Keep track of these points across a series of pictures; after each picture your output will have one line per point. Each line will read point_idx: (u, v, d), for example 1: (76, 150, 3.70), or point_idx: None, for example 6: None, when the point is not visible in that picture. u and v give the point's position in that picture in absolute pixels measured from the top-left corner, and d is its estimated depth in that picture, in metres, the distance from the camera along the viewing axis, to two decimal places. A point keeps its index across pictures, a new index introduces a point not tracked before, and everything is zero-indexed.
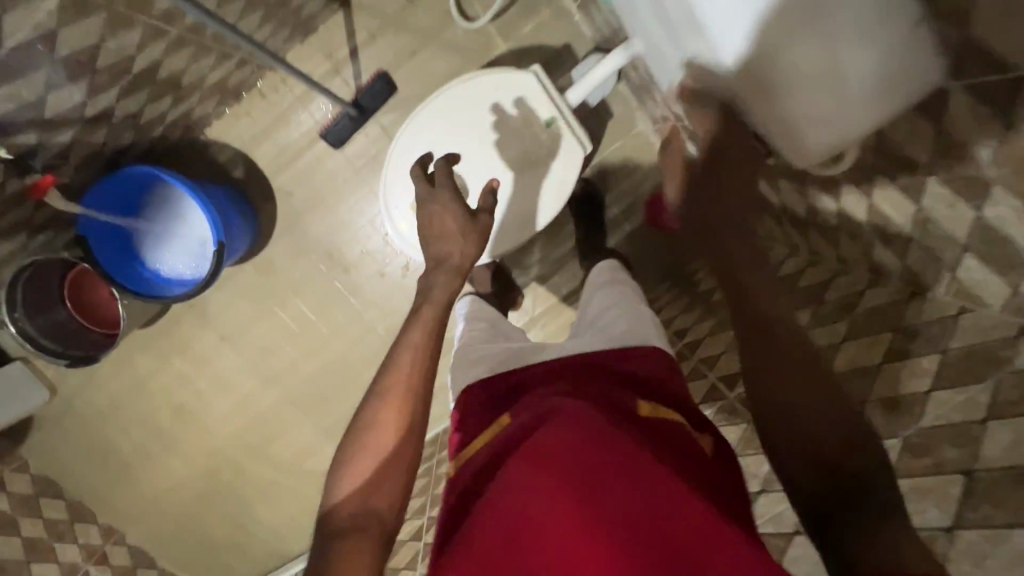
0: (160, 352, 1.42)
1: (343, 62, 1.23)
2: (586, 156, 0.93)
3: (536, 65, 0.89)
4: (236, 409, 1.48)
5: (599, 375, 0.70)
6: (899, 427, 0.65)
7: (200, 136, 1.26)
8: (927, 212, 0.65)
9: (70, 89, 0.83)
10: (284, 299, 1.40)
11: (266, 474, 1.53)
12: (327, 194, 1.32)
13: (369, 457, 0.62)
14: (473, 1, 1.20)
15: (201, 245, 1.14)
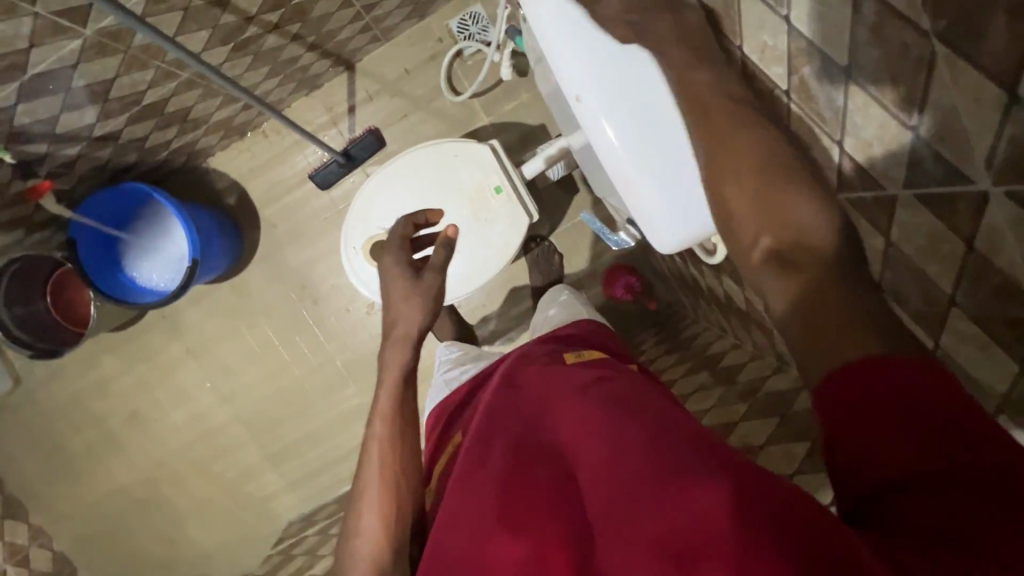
0: (126, 357, 1.48)
1: (341, 116, 1.37)
2: (530, 222, 1.05)
3: (492, 139, 1.01)
4: (187, 423, 1.51)
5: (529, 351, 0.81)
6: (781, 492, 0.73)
7: (202, 164, 1.39)
8: None
9: (86, 111, 0.92)
10: (253, 322, 1.47)
11: (205, 493, 1.53)
12: (308, 229, 1.43)
13: (365, 559, 0.63)
14: (462, 79, 1.36)
15: (179, 260, 1.24)
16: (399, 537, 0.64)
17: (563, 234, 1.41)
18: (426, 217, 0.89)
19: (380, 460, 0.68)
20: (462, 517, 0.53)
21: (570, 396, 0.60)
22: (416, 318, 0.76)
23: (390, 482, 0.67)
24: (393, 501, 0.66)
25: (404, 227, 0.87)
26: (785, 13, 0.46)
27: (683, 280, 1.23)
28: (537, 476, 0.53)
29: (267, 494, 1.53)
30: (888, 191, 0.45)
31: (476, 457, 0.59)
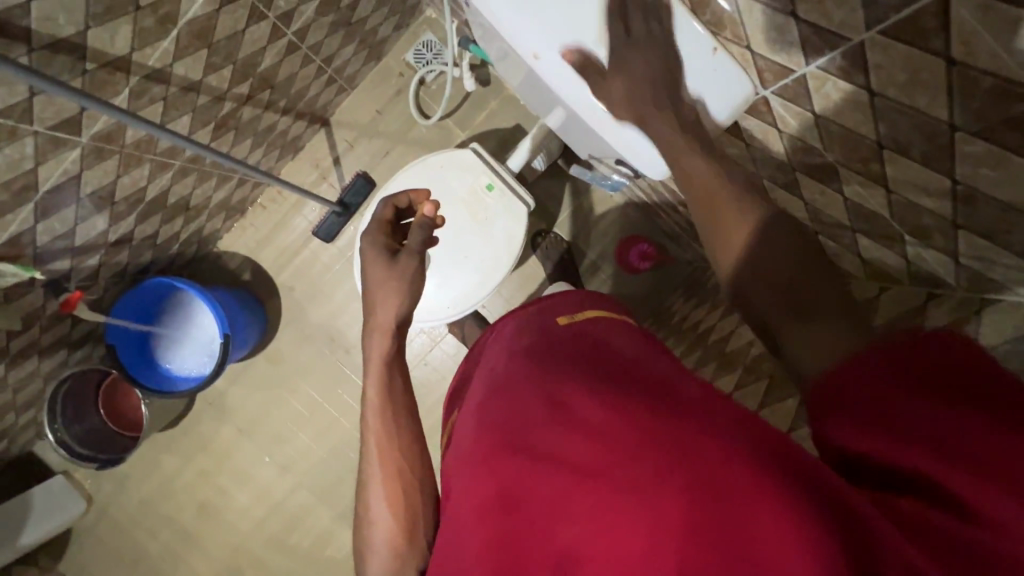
0: (184, 452, 1.52)
1: (328, 170, 1.44)
2: (528, 209, 1.07)
3: (474, 143, 1.05)
4: (256, 501, 1.52)
5: (526, 317, 0.75)
6: None
7: (213, 250, 1.46)
8: (812, 205, 0.72)
9: (97, 218, 0.98)
10: (294, 386, 1.50)
11: (288, 567, 1.52)
12: (324, 283, 1.47)
13: (380, 545, 0.62)
14: (430, 104, 1.41)
15: (210, 342, 1.28)
16: (408, 527, 0.63)
17: (567, 223, 1.43)
18: (410, 200, 0.85)
19: (379, 458, 0.66)
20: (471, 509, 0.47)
21: (553, 374, 0.54)
22: (394, 305, 0.72)
23: (397, 477, 0.65)
24: (400, 500, 0.64)
25: (387, 210, 0.83)
26: None
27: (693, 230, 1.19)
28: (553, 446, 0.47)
29: (348, 554, 1.51)
30: (852, 42, 0.45)
31: (460, 459, 0.53)
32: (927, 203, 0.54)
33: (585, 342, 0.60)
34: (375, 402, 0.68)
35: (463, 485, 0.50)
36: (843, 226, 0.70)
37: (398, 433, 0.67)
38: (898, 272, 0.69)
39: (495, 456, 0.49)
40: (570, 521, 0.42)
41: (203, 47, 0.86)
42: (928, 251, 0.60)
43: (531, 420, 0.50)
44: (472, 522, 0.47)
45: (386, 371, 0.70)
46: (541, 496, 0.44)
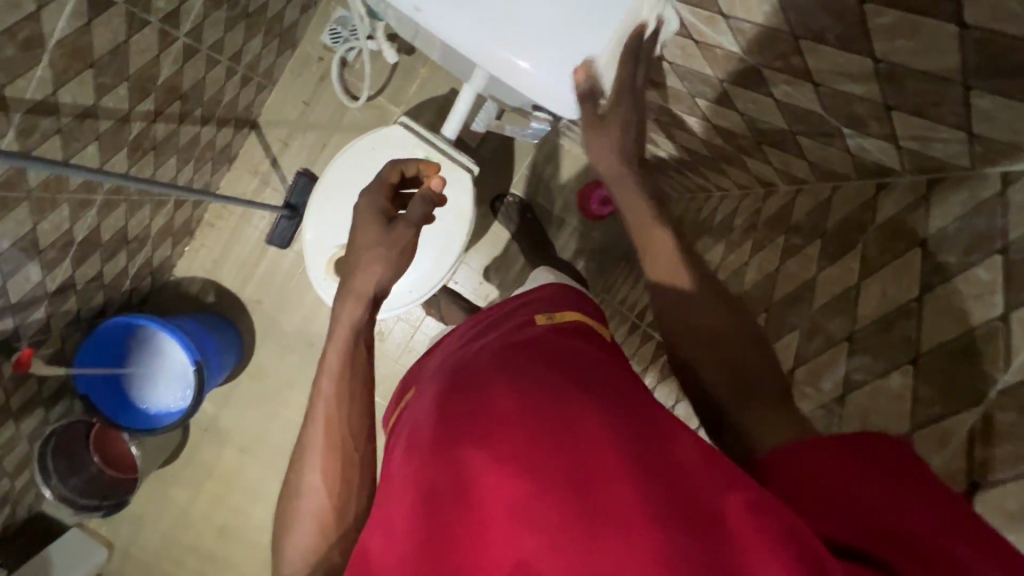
0: (192, 482, 1.52)
1: (268, 173, 1.38)
2: (472, 175, 1.03)
3: (401, 117, 1.01)
4: (274, 515, 1.53)
5: (494, 315, 0.71)
6: (802, 310, 0.67)
7: (170, 278, 1.42)
8: (747, 115, 0.68)
9: (29, 268, 0.94)
10: (284, 397, 1.48)
11: None
12: (291, 291, 1.44)
13: (307, 522, 0.55)
14: (358, 84, 1.34)
15: (184, 374, 1.28)
16: (342, 510, 0.55)
17: (523, 181, 1.38)
18: (420, 170, 0.81)
19: (324, 428, 0.58)
20: (415, 499, 0.42)
21: (524, 380, 0.48)
22: (377, 266, 0.67)
23: (339, 453, 0.57)
24: (339, 478, 0.56)
25: (392, 174, 0.79)
26: None
27: (647, 164, 1.15)
28: (513, 442, 0.42)
29: None
30: None
31: (407, 457, 0.47)
32: (854, 90, 0.51)
33: (557, 344, 0.57)
34: (331, 371, 0.61)
35: (404, 491, 0.44)
36: (783, 130, 0.66)
37: (350, 405, 0.59)
38: (846, 167, 0.65)
39: (448, 459, 0.44)
40: (517, 544, 0.37)
41: (86, 67, 0.80)
42: (869, 139, 0.57)
43: (492, 415, 0.45)
44: (414, 511, 0.41)
45: (346, 345, 0.63)
46: (490, 511, 0.39)
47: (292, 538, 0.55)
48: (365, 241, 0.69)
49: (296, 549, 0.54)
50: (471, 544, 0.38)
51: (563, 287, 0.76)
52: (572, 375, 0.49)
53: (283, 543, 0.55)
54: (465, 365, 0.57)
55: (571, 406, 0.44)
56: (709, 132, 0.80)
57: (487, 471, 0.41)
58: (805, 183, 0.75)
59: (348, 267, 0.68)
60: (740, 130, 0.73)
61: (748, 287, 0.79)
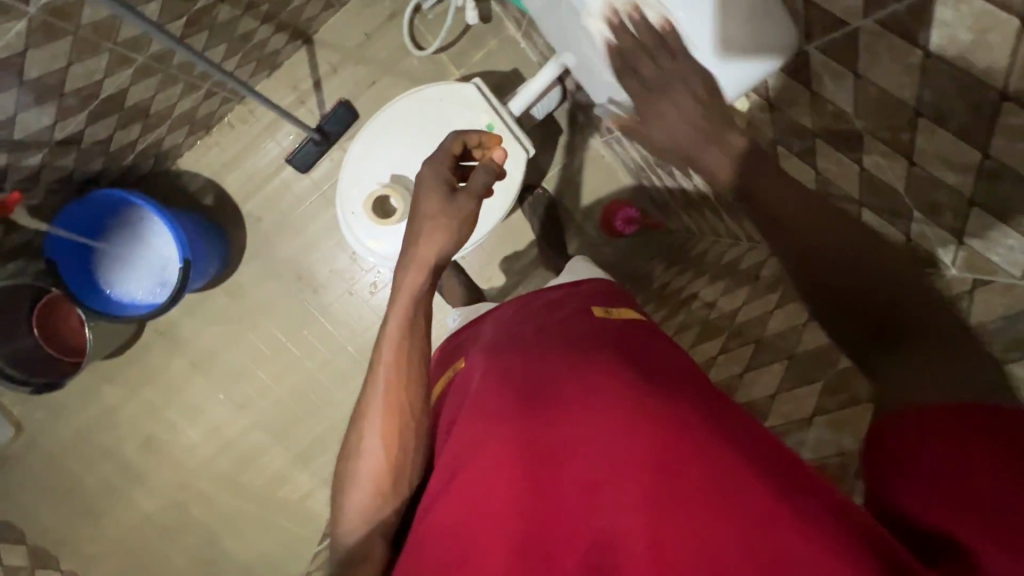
0: (129, 382, 1.42)
1: (307, 93, 1.33)
2: (528, 156, 1.03)
3: (477, 77, 0.99)
4: (206, 439, 1.46)
5: (543, 297, 0.75)
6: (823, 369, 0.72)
7: (172, 167, 1.33)
8: (823, 174, 0.70)
9: (41, 112, 0.89)
10: (253, 322, 1.41)
11: (237, 507, 1.48)
12: (294, 218, 1.37)
13: (366, 485, 0.59)
14: (426, 35, 1.31)
15: (161, 269, 1.20)
16: (397, 475, 0.60)
17: (558, 180, 1.40)
18: (479, 142, 0.77)
19: (383, 398, 0.61)
20: (506, 483, 0.49)
21: (590, 375, 0.55)
22: (443, 228, 0.66)
23: (397, 420, 0.60)
24: (397, 445, 0.60)
25: (454, 146, 0.75)
26: None
27: (682, 196, 1.18)
28: (596, 442, 0.48)
29: (301, 495, 1.48)
30: None
31: (488, 440, 0.52)
32: (946, 177, 0.54)
33: (618, 341, 0.61)
34: (392, 339, 0.63)
35: (494, 475, 0.50)
36: (851, 201, 0.68)
37: (408, 376, 0.62)
38: None
39: (529, 443, 0.51)
40: (601, 516, 0.44)
41: None
42: (933, 228, 0.60)
43: (571, 416, 0.51)
44: (510, 493, 0.48)
45: (405, 317, 0.64)
46: (573, 488, 0.47)
47: (350, 499, 0.59)
48: (429, 211, 0.67)
49: (355, 506, 0.59)
50: (558, 514, 0.46)
51: (610, 279, 0.80)
52: (627, 372, 0.55)
53: (340, 501, 0.60)
54: (529, 352, 0.61)
55: (637, 400, 0.51)
56: None
57: (565, 456, 0.49)
58: None
59: (409, 236, 0.67)
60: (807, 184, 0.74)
61: (770, 334, 0.82)
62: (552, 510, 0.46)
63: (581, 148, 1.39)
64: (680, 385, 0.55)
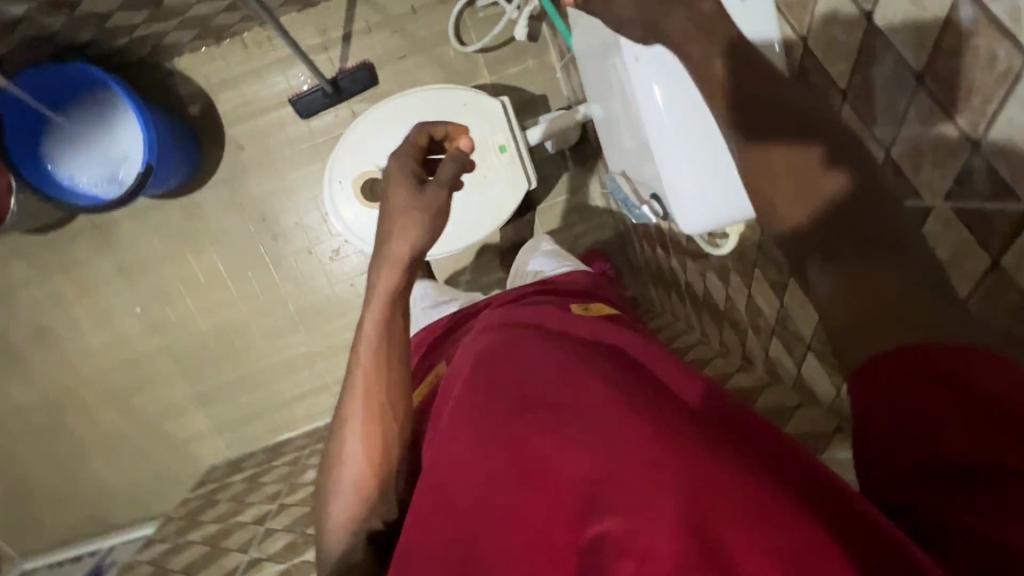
0: (41, 266, 1.31)
1: (333, 42, 1.28)
2: (528, 187, 1.03)
3: (506, 96, 0.98)
4: (107, 349, 1.36)
5: (525, 294, 0.71)
6: None
7: (166, 63, 1.24)
8: (785, 309, 0.73)
9: None
10: (198, 247, 1.34)
11: (118, 426, 1.41)
12: (277, 159, 1.31)
13: (350, 491, 0.57)
14: (471, 30, 1.29)
15: (119, 164, 1.13)
16: (383, 478, 0.57)
17: (547, 213, 1.41)
18: (447, 132, 0.67)
19: (366, 395, 0.58)
20: (463, 495, 0.39)
21: (533, 354, 0.46)
22: (409, 239, 0.58)
23: (381, 421, 0.58)
24: (383, 446, 0.58)
25: (418, 137, 0.66)
26: (869, 9, 0.44)
27: (658, 272, 1.21)
28: (548, 422, 0.39)
29: (189, 435, 1.43)
30: (921, 203, 0.46)
31: (442, 442, 0.44)
32: None
33: (574, 322, 0.54)
34: (369, 345, 0.58)
35: (454, 484, 0.40)
36: (802, 339, 0.72)
37: (387, 376, 0.58)
38: (824, 397, 0.73)
39: (480, 429, 0.41)
40: (585, 519, 0.34)
41: None
42: None
43: (514, 394, 0.42)
44: (473, 503, 0.38)
45: (385, 309, 0.59)
46: (534, 479, 0.37)
47: (335, 509, 0.57)
48: (397, 208, 0.58)
49: (339, 514, 0.57)
50: (534, 537, 0.35)
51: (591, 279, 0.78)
52: (584, 348, 0.47)
53: (326, 514, 0.58)
54: (479, 340, 0.54)
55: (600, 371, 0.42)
56: (739, 296, 0.86)
57: (518, 442, 0.39)
58: (778, 379, 0.84)
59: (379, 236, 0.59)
60: (768, 314, 0.79)
61: None
62: (516, 523, 0.36)
63: (580, 191, 1.41)
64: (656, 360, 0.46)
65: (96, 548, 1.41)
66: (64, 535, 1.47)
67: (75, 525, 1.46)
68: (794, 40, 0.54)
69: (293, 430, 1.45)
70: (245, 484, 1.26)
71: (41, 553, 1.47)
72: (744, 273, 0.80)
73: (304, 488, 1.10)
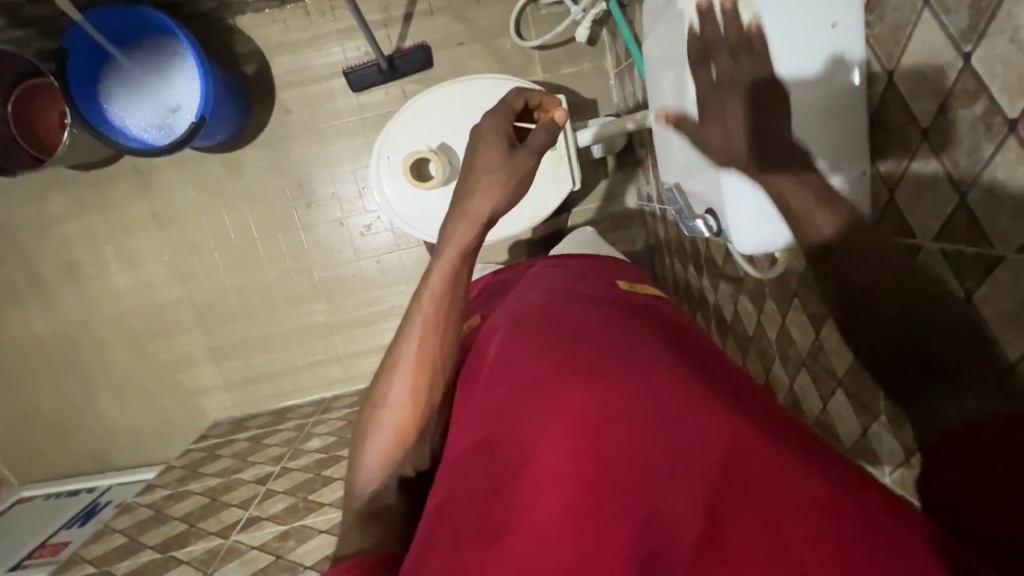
0: (80, 201, 1.33)
1: (394, 21, 1.28)
2: (571, 188, 1.03)
3: (562, 94, 0.98)
4: (130, 292, 1.38)
5: (569, 263, 0.74)
6: None
7: (228, 20, 1.25)
8: (820, 341, 0.72)
9: None
10: (232, 205, 1.35)
11: (130, 369, 1.43)
12: (323, 129, 1.32)
13: (388, 434, 0.57)
14: (532, 26, 1.29)
15: (171, 112, 1.15)
16: (422, 427, 0.58)
17: (581, 217, 1.41)
18: (541, 104, 0.73)
19: (417, 345, 0.59)
20: (530, 448, 0.43)
21: (607, 342, 0.51)
22: (495, 197, 0.61)
23: (427, 374, 0.59)
24: (423, 398, 0.58)
25: (515, 100, 0.71)
26: (967, 50, 0.43)
27: (685, 290, 1.21)
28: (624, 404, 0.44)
29: (198, 388, 1.45)
30: (994, 251, 0.45)
31: (511, 398, 0.48)
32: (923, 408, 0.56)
33: (636, 315, 0.58)
34: (433, 294, 0.60)
35: (523, 438, 0.44)
36: (833, 375, 0.72)
37: (444, 328, 0.59)
38: (845, 436, 0.72)
39: (566, 408, 0.45)
40: (649, 493, 0.39)
41: None
42: (889, 436, 0.63)
43: (588, 376, 0.47)
44: (542, 454, 0.43)
45: (456, 261, 0.60)
46: (618, 464, 0.41)
47: (370, 450, 0.57)
48: (485, 163, 0.62)
49: (373, 454, 0.57)
50: (602, 501, 0.39)
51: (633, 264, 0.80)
52: (654, 344, 0.51)
53: (359, 452, 0.58)
54: (544, 312, 0.58)
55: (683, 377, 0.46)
56: (771, 325, 0.86)
57: (605, 427, 0.43)
58: (800, 413, 0.83)
59: (460, 187, 0.62)
60: (800, 345, 0.78)
61: None
62: (583, 488, 0.40)
63: (616, 200, 1.40)
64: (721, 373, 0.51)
65: (93, 485, 1.43)
66: (62, 467, 1.49)
67: (75, 460, 1.49)
68: (880, 72, 0.53)
69: (300, 397, 1.47)
70: (248, 444, 1.27)
71: (38, 482, 1.49)
72: (780, 302, 0.80)
73: (307, 455, 1.11)
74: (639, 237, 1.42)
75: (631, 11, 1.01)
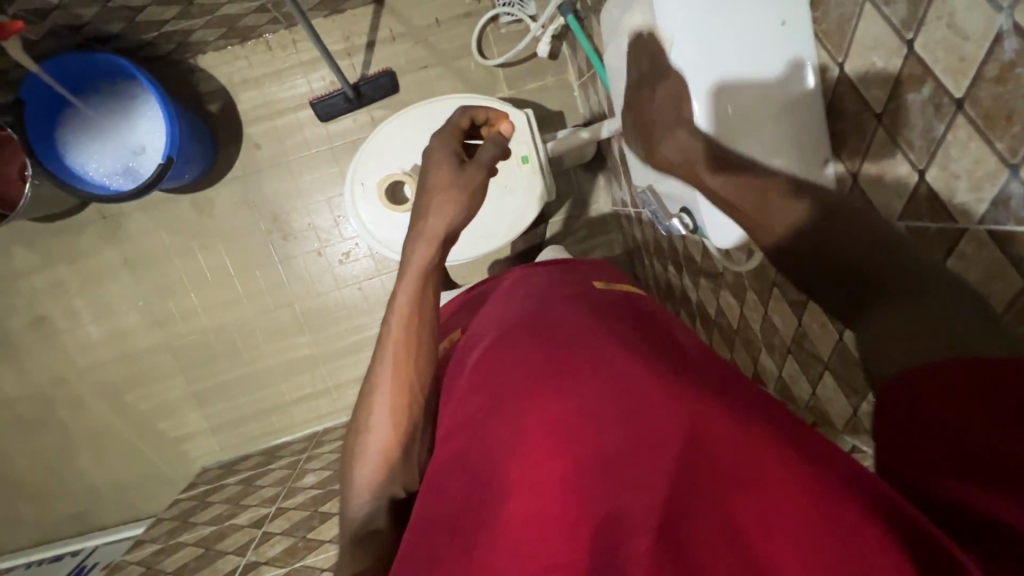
0: (45, 253, 1.29)
1: (357, 49, 1.29)
2: (548, 198, 1.05)
3: (530, 110, 1.00)
4: (106, 341, 1.34)
5: (548, 269, 0.74)
6: None
7: (189, 59, 1.25)
8: (803, 328, 0.74)
9: None
10: (206, 243, 1.33)
11: (110, 422, 1.38)
12: (293, 161, 1.32)
13: (374, 455, 0.56)
14: (493, 45, 1.31)
15: (136, 156, 1.14)
16: (407, 443, 0.57)
17: (558, 226, 1.42)
18: (487, 118, 0.73)
19: (393, 362, 0.59)
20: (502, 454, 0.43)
21: (580, 343, 0.51)
22: (450, 214, 0.64)
23: (406, 389, 0.58)
24: (403, 413, 0.57)
25: (462, 119, 0.72)
26: (909, 37, 0.46)
27: (667, 289, 1.23)
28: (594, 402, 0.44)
29: (183, 435, 1.40)
30: (957, 225, 0.46)
31: (486, 406, 0.48)
32: None
33: (610, 313, 0.58)
34: (403, 312, 0.60)
35: (495, 446, 0.44)
36: (819, 359, 0.73)
37: (421, 343, 0.60)
38: (837, 418, 0.73)
39: (535, 418, 0.45)
40: (618, 491, 0.38)
41: None
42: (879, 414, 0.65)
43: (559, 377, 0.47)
44: (515, 459, 0.42)
45: (421, 278, 0.62)
46: (590, 463, 0.40)
47: (357, 477, 0.56)
48: (438, 183, 0.65)
49: (361, 476, 0.56)
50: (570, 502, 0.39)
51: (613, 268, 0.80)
52: (626, 341, 0.52)
53: (348, 479, 0.57)
54: (520, 319, 0.59)
55: (657, 373, 0.46)
56: (754, 315, 0.87)
57: (573, 428, 0.43)
58: (791, 399, 0.84)
59: (420, 207, 0.65)
60: (783, 332, 0.80)
61: None
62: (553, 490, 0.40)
63: (591, 207, 1.43)
64: (692, 365, 0.50)
65: (78, 547, 1.36)
66: (42, 532, 1.42)
67: (56, 523, 1.42)
68: (830, 65, 0.56)
69: (290, 433, 1.44)
70: (240, 487, 1.23)
71: (17, 552, 1.42)
72: (761, 293, 0.82)
73: (304, 492, 1.08)
74: (617, 241, 1.44)
75: (588, 23, 1.04)
